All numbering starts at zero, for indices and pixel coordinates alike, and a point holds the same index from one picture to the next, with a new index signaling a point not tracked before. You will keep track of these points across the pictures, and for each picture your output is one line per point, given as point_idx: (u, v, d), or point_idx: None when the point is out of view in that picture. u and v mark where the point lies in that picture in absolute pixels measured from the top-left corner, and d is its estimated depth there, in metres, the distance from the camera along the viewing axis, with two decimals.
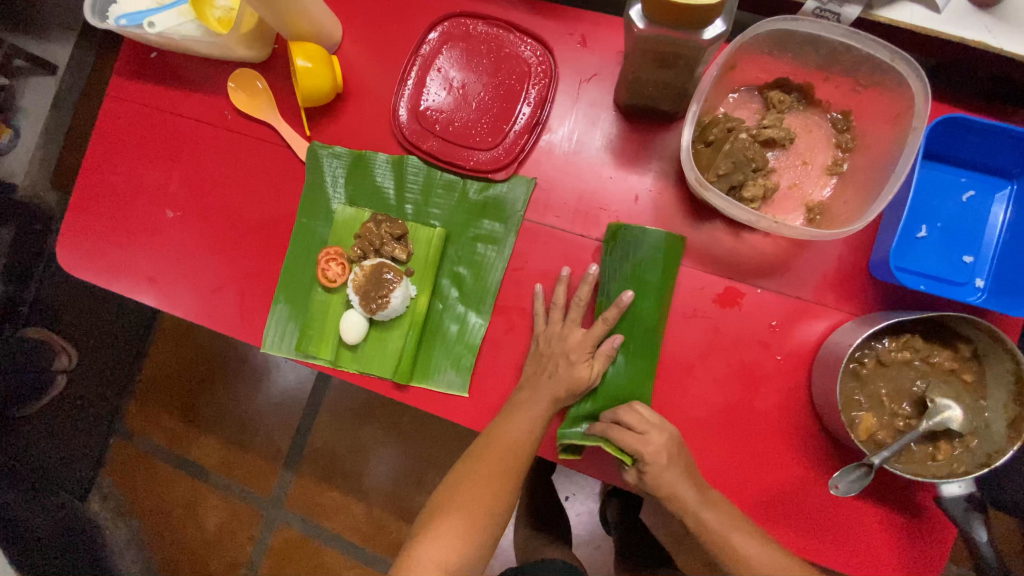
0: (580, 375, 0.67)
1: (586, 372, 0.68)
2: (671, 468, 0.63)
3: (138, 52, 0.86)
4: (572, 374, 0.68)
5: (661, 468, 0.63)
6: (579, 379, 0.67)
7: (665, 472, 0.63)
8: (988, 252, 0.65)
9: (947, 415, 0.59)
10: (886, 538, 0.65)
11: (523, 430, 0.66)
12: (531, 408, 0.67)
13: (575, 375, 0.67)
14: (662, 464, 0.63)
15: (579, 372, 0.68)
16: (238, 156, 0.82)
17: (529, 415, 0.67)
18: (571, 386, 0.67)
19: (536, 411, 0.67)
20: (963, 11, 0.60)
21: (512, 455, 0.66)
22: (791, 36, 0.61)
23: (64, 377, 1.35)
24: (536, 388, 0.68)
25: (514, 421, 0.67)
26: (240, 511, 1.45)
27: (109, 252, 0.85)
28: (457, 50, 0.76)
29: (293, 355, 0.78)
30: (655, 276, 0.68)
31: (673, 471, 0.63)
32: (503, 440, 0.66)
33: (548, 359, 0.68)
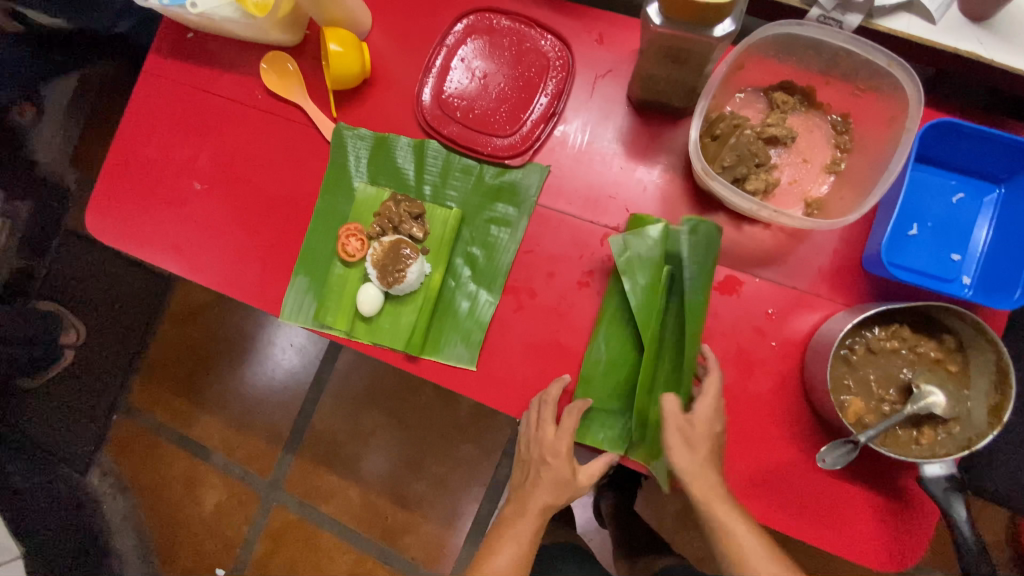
0: (564, 472, 0.73)
1: (569, 471, 0.73)
2: (715, 432, 0.68)
3: (176, 32, 0.90)
4: (557, 475, 0.73)
5: (710, 422, 0.67)
6: (564, 478, 0.73)
7: (710, 429, 0.67)
8: (976, 252, 0.68)
9: (931, 400, 0.62)
10: (874, 521, 0.68)
11: (506, 560, 0.72)
12: (514, 535, 0.74)
13: (556, 475, 0.73)
14: (714, 425, 0.67)
15: (562, 472, 0.73)
16: (266, 134, 0.86)
17: (513, 547, 0.73)
18: (558, 484, 0.74)
19: (524, 529, 0.74)
20: (957, 23, 0.65)
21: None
22: (796, 39, 0.65)
23: (71, 351, 1.42)
24: (529, 491, 0.75)
25: (498, 557, 0.73)
26: (238, 491, 1.47)
27: (135, 219, 0.89)
28: (481, 42, 0.80)
29: (310, 324, 0.81)
30: (710, 274, 0.70)
31: (713, 436, 0.68)
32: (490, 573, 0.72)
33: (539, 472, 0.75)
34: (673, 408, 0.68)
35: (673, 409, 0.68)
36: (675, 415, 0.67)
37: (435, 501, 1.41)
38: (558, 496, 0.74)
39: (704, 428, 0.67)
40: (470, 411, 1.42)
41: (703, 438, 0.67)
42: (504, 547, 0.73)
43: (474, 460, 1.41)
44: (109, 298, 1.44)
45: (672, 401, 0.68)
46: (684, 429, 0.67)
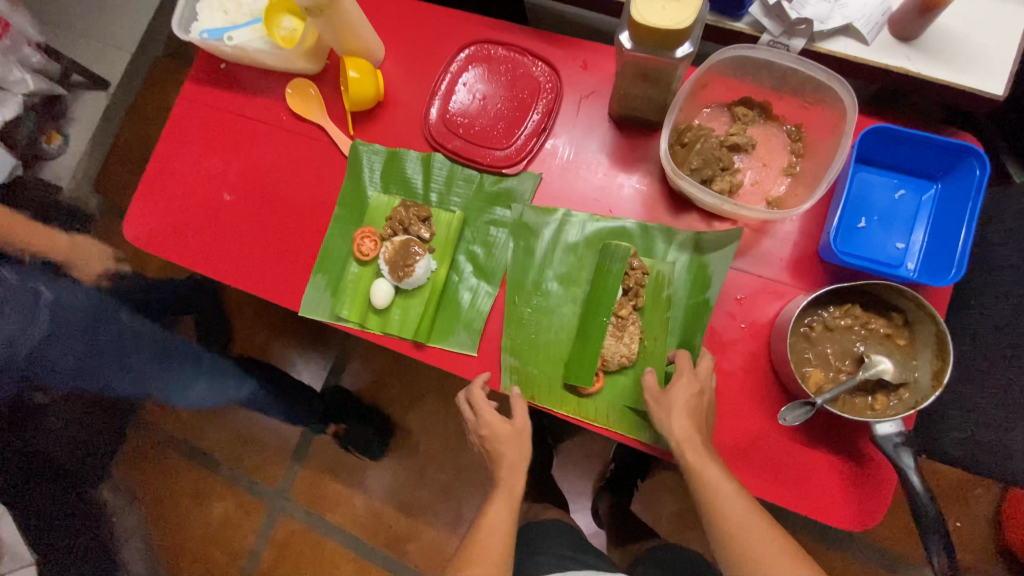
0: (507, 431, 0.83)
1: (506, 428, 0.83)
2: (694, 393, 0.73)
3: (208, 63, 1.02)
4: (508, 437, 0.83)
5: (688, 388, 0.73)
6: (508, 435, 0.83)
7: (688, 390, 0.73)
8: (919, 241, 0.78)
9: (880, 367, 0.70)
10: (840, 484, 0.75)
11: (500, 517, 0.77)
12: (502, 495, 0.80)
13: (503, 438, 0.83)
14: (691, 387, 0.73)
15: (505, 432, 0.83)
16: (290, 150, 0.97)
17: (499, 502, 0.79)
18: (511, 444, 0.83)
19: (504, 491, 0.80)
20: (888, 43, 0.76)
21: (499, 548, 0.75)
22: (749, 61, 0.76)
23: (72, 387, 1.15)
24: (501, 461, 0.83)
25: (490, 515, 0.78)
26: (245, 500, 1.52)
27: (169, 228, 0.99)
28: (481, 69, 0.92)
29: (327, 318, 0.90)
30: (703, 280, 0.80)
31: (694, 397, 0.73)
32: (485, 531, 0.76)
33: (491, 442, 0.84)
34: (653, 383, 0.76)
35: (654, 383, 0.76)
36: (652, 389, 0.76)
37: (439, 507, 1.46)
38: (514, 451, 0.82)
39: (681, 393, 0.73)
40: None
41: (681, 401, 0.73)
42: (495, 506, 0.79)
43: (476, 465, 1.46)
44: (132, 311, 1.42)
45: (651, 377, 0.76)
46: (658, 399, 0.74)
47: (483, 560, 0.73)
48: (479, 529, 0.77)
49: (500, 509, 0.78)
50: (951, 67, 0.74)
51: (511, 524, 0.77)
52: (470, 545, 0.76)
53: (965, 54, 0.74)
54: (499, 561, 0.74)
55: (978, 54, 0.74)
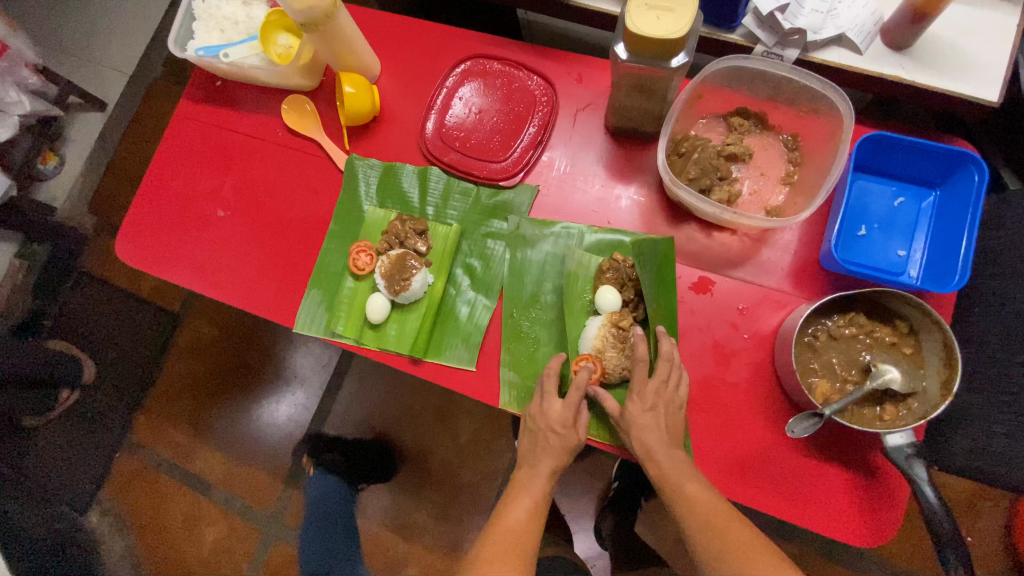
0: (570, 435, 0.76)
1: (572, 434, 0.77)
2: (649, 413, 0.73)
3: (205, 81, 1.02)
4: (564, 440, 0.76)
5: (648, 411, 0.73)
6: (569, 441, 0.76)
7: (645, 411, 0.73)
8: (920, 248, 0.77)
9: (889, 377, 0.69)
10: (850, 498, 0.72)
11: (524, 510, 0.75)
12: (528, 490, 0.77)
13: (562, 443, 0.76)
14: (644, 408, 0.73)
15: (568, 437, 0.76)
16: (285, 165, 0.96)
17: (529, 496, 0.76)
18: (565, 449, 0.77)
19: (538, 484, 0.77)
20: (882, 52, 0.76)
21: (522, 539, 0.72)
22: (744, 71, 0.77)
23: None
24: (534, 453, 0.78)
25: (513, 509, 0.75)
26: (238, 526, 1.46)
27: (162, 244, 0.97)
28: (477, 83, 0.92)
29: (323, 334, 0.88)
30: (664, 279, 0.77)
31: (652, 414, 0.73)
32: (507, 527, 0.74)
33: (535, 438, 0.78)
34: (612, 405, 0.76)
35: (613, 405, 0.76)
36: (614, 413, 0.75)
37: (438, 531, 1.42)
38: (564, 457, 0.77)
39: (638, 415, 0.73)
40: (470, 435, 1.45)
41: (640, 422, 0.73)
42: (518, 500, 0.76)
43: (474, 487, 1.42)
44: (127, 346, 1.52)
45: (608, 401, 0.76)
46: (620, 421, 0.74)
47: (509, 551, 0.70)
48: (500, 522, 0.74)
49: (524, 500, 0.76)
50: (946, 74, 0.74)
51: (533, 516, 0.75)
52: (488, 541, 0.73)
53: (960, 61, 0.74)
54: (523, 555, 0.71)
55: (973, 61, 0.74)
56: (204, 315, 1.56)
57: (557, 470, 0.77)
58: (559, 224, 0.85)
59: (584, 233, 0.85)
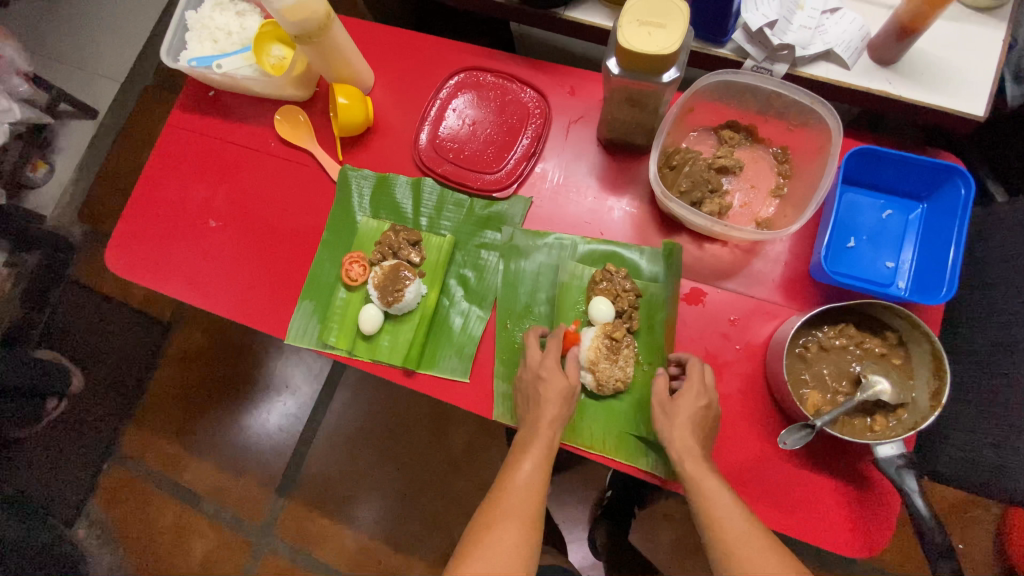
0: (563, 384, 0.76)
1: (566, 380, 0.76)
2: (701, 406, 0.72)
3: (198, 91, 1.02)
4: (556, 386, 0.75)
5: (697, 399, 0.72)
6: (563, 390, 0.75)
7: (696, 403, 0.71)
8: (908, 261, 0.78)
9: (878, 389, 0.69)
10: (842, 509, 0.73)
11: (532, 472, 0.73)
12: (531, 450, 0.74)
13: (556, 387, 0.75)
14: (698, 400, 0.72)
15: (558, 383, 0.75)
16: (278, 175, 0.96)
17: (533, 457, 0.73)
18: (560, 398, 0.75)
19: (539, 444, 0.73)
20: (869, 68, 0.77)
21: (527, 504, 0.71)
22: (734, 85, 0.78)
23: None
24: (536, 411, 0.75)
25: (519, 473, 0.73)
26: (228, 539, 1.44)
27: (153, 254, 0.97)
28: (470, 95, 0.93)
29: (315, 345, 0.88)
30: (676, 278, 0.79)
31: (697, 408, 0.71)
32: (512, 492, 0.72)
33: (537, 390, 0.76)
34: (662, 387, 0.75)
35: (662, 387, 0.75)
36: (660, 395, 0.74)
37: (430, 541, 1.40)
38: (562, 408, 0.75)
39: (689, 403, 0.72)
40: (463, 444, 1.44)
41: (688, 411, 0.71)
42: (529, 458, 0.73)
43: (468, 496, 1.41)
44: (112, 357, 1.50)
45: (660, 381, 0.75)
46: (664, 404, 0.73)
47: (516, 517, 0.69)
48: (508, 483, 0.73)
49: (534, 460, 0.73)
50: (932, 89, 0.75)
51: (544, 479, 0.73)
52: (492, 505, 0.72)
53: (945, 76, 0.76)
54: (527, 522, 0.70)
55: (958, 76, 0.75)
56: (195, 323, 1.55)
57: (555, 421, 0.74)
58: (551, 236, 0.85)
59: (579, 246, 0.85)
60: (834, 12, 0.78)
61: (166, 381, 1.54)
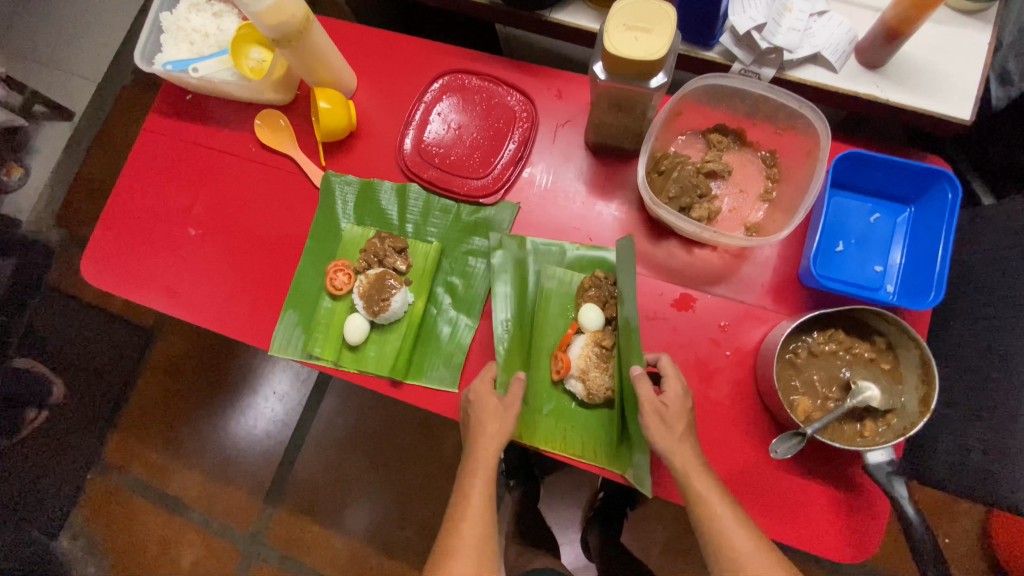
0: (493, 407, 0.75)
1: (496, 406, 0.76)
2: (687, 408, 0.72)
3: (175, 94, 0.99)
4: (485, 408, 0.75)
5: (681, 400, 0.72)
6: (492, 412, 0.75)
7: (684, 405, 0.71)
8: (896, 265, 0.78)
9: (868, 395, 0.70)
10: (833, 515, 0.73)
11: (478, 505, 0.71)
12: (479, 478, 0.73)
13: (488, 410, 0.75)
14: (684, 402, 0.72)
15: (490, 403, 0.75)
16: (259, 182, 0.94)
17: (480, 489, 0.73)
18: (497, 425, 0.74)
19: (483, 474, 0.73)
20: (857, 71, 0.77)
21: (479, 538, 0.70)
22: (721, 89, 0.77)
23: None
24: (475, 436, 0.74)
25: (467, 508, 0.72)
26: (217, 548, 1.42)
27: (131, 264, 0.94)
28: (455, 99, 0.91)
29: (299, 356, 0.86)
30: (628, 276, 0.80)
31: (680, 405, 0.71)
32: (464, 529, 0.70)
33: (476, 413, 0.75)
34: (648, 392, 0.70)
35: (648, 391, 0.70)
36: (651, 400, 0.70)
37: (422, 546, 1.39)
38: (498, 432, 0.74)
39: (676, 400, 0.71)
40: (455, 448, 1.42)
41: (679, 414, 0.71)
42: (472, 493, 0.72)
43: None
44: (95, 364, 1.47)
45: (644, 385, 0.71)
46: (659, 409, 0.70)
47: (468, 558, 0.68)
48: (458, 519, 0.71)
49: (477, 494, 0.72)
50: (920, 92, 0.75)
51: (487, 512, 0.72)
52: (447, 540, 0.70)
53: (932, 80, 0.75)
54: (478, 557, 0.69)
55: (945, 79, 0.75)
56: (179, 329, 1.52)
57: (494, 444, 0.73)
58: (536, 243, 0.84)
59: (568, 248, 0.83)
60: (821, 14, 0.77)
61: (151, 388, 1.50)
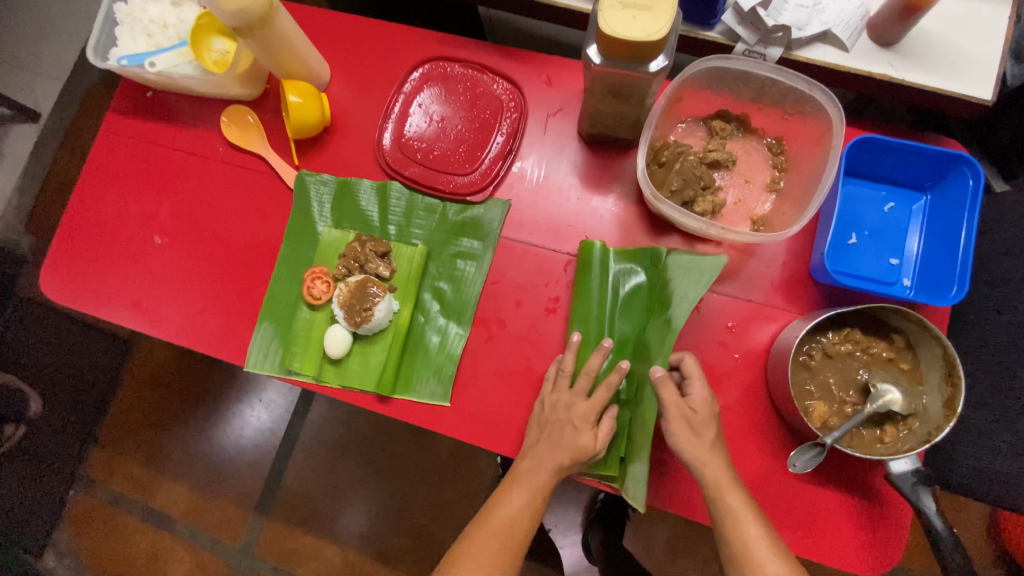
0: (587, 444, 0.69)
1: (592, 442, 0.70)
2: (711, 408, 0.67)
3: (134, 91, 0.92)
4: (578, 442, 0.69)
5: (708, 404, 0.67)
6: (582, 450, 0.69)
7: (711, 407, 0.66)
8: (912, 257, 0.73)
9: (889, 399, 0.65)
10: (852, 524, 0.68)
11: (520, 507, 0.69)
12: (528, 483, 0.70)
13: (579, 443, 0.69)
14: (710, 403, 0.67)
15: (583, 441, 0.69)
16: (228, 184, 0.87)
17: (525, 494, 0.70)
18: (575, 451, 0.69)
19: (536, 481, 0.70)
20: (868, 49, 0.71)
21: (512, 536, 0.68)
22: (726, 72, 0.71)
23: None
24: (546, 448, 0.69)
25: (508, 503, 0.70)
26: (207, 563, 1.36)
27: (92, 276, 0.87)
28: (436, 89, 0.84)
29: (277, 372, 0.80)
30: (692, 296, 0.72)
31: (707, 408, 0.66)
32: (498, 521, 0.69)
33: (552, 427, 0.70)
34: (671, 396, 0.66)
35: (671, 396, 0.66)
36: (678, 404, 0.66)
37: (420, 555, 1.34)
38: (575, 459, 0.68)
39: (700, 402, 0.66)
40: (449, 454, 1.37)
41: (704, 417, 0.66)
42: (514, 493, 0.70)
43: (458, 506, 1.35)
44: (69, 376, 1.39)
45: (669, 391, 0.66)
46: (688, 416, 0.65)
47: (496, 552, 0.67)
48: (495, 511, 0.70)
49: (521, 495, 0.70)
50: (936, 72, 0.70)
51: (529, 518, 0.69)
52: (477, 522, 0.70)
53: (949, 58, 0.70)
54: (507, 551, 0.68)
55: (963, 57, 0.70)
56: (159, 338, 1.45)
57: (563, 467, 0.69)
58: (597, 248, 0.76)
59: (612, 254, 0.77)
60: None
61: (132, 398, 1.44)
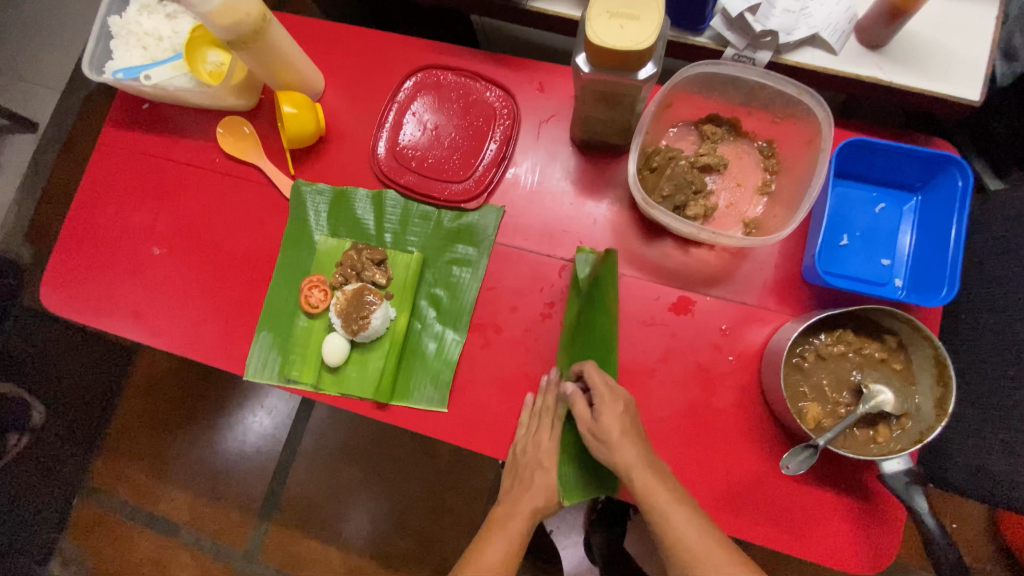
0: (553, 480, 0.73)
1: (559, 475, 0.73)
2: (620, 413, 0.67)
3: (131, 104, 0.93)
4: (547, 481, 0.73)
5: (614, 409, 0.67)
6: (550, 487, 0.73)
7: (616, 412, 0.66)
8: (904, 257, 0.74)
9: (880, 399, 0.66)
10: (847, 523, 0.69)
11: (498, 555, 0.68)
12: (505, 531, 0.71)
13: (547, 481, 0.72)
14: (616, 407, 0.67)
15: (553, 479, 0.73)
16: (225, 194, 0.88)
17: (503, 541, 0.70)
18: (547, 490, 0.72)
19: (513, 528, 0.71)
20: (857, 52, 0.72)
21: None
22: (715, 77, 0.72)
23: None
24: (522, 494, 0.73)
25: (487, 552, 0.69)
26: (212, 569, 1.37)
27: (92, 288, 0.88)
28: (430, 97, 0.85)
29: (277, 381, 0.81)
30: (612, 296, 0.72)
31: (614, 413, 0.66)
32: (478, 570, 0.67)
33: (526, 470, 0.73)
34: (582, 410, 0.69)
35: (583, 412, 0.69)
36: (584, 420, 0.68)
37: (422, 558, 1.35)
38: (545, 499, 0.72)
39: (609, 412, 0.66)
40: (450, 456, 1.38)
41: (614, 424, 0.66)
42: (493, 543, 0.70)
43: (460, 509, 1.36)
44: None
45: (581, 405, 0.69)
46: (593, 429, 0.67)
47: None
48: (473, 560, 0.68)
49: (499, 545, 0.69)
50: (924, 74, 0.70)
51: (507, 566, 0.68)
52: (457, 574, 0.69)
53: (938, 59, 0.71)
54: None
55: (951, 58, 0.71)
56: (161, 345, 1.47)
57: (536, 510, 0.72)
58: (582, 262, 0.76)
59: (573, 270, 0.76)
60: None
61: (135, 406, 1.45)
